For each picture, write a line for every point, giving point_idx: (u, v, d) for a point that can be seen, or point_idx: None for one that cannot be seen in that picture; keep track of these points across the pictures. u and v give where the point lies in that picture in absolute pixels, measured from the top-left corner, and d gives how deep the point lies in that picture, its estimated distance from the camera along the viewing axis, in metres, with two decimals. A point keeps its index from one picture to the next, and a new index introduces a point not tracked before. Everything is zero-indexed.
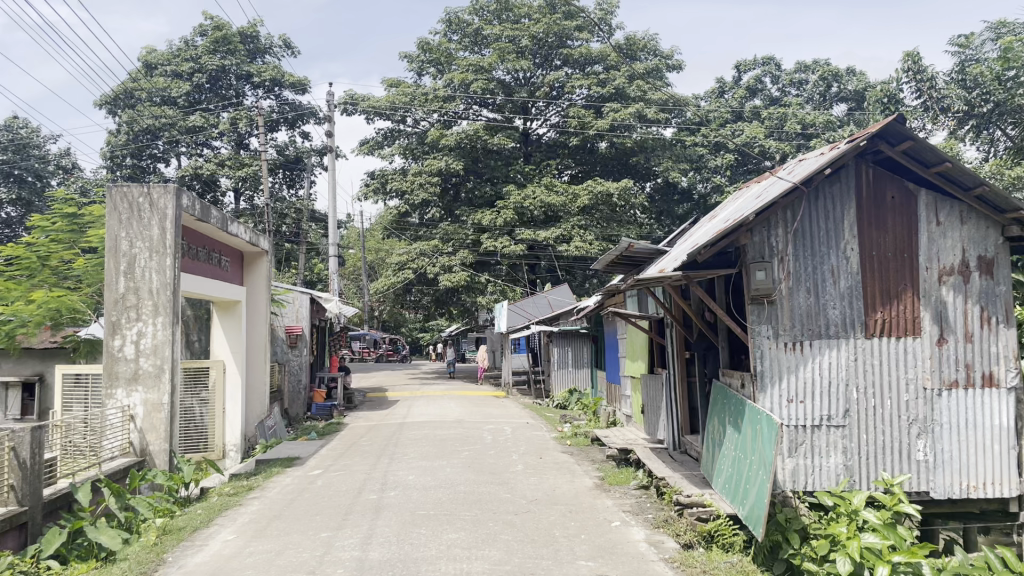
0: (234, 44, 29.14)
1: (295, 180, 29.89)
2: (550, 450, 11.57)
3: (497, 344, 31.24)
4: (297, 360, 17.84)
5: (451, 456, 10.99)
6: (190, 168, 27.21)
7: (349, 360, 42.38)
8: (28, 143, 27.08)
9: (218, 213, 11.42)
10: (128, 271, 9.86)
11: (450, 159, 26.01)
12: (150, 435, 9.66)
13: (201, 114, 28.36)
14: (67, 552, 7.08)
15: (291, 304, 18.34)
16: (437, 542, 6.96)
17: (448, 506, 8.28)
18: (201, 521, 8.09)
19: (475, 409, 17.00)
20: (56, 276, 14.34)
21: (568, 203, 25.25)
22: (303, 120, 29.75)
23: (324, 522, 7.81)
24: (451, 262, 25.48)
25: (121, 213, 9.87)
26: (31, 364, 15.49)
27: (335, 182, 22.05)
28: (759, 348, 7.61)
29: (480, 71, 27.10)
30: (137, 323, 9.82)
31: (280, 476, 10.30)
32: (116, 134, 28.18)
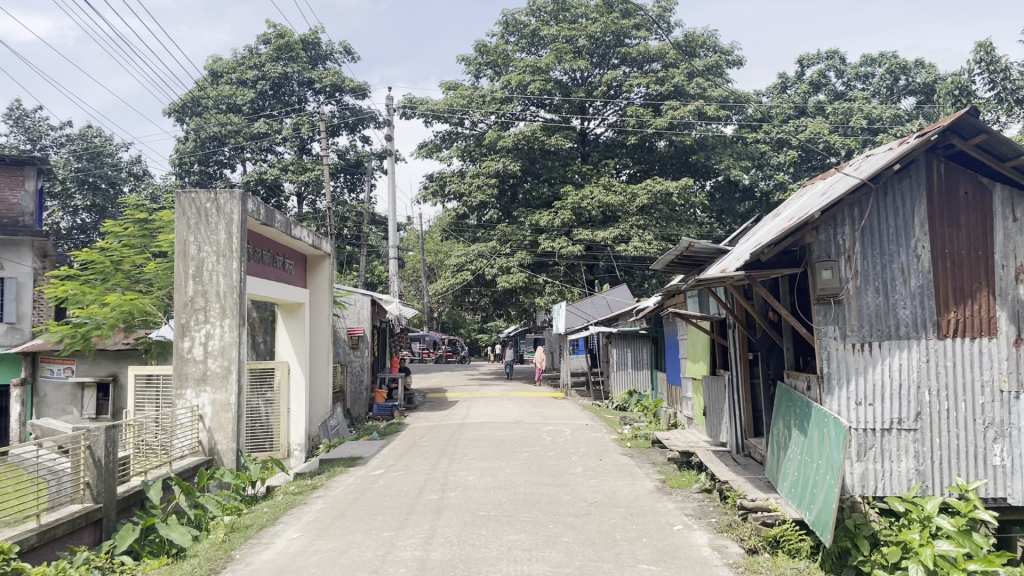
0: (296, 51, 29.69)
1: (356, 184, 30.35)
2: (610, 451, 11.49)
3: (555, 345, 31.22)
4: (358, 360, 18.12)
5: (511, 457, 11.02)
6: (255, 174, 27.86)
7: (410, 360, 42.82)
8: (102, 151, 28.08)
9: (282, 218, 11.65)
10: (196, 275, 10.14)
11: (508, 160, 26.11)
12: (219, 434, 9.92)
13: (265, 121, 29.05)
14: (140, 548, 7.31)
15: (353, 306, 18.66)
16: (497, 543, 6.97)
17: (508, 508, 8.28)
18: (267, 518, 8.26)
19: (534, 410, 17.00)
20: (128, 279, 14.77)
21: (627, 203, 25.08)
22: (363, 124, 30.17)
23: (387, 522, 7.89)
24: (509, 263, 25.55)
25: (190, 218, 10.15)
26: (105, 365, 18.01)
27: (394, 186, 22.28)
28: (826, 349, 7.43)
29: (538, 72, 27.11)
30: (205, 325, 10.08)
31: (343, 476, 10.45)
32: (185, 142, 29.04)
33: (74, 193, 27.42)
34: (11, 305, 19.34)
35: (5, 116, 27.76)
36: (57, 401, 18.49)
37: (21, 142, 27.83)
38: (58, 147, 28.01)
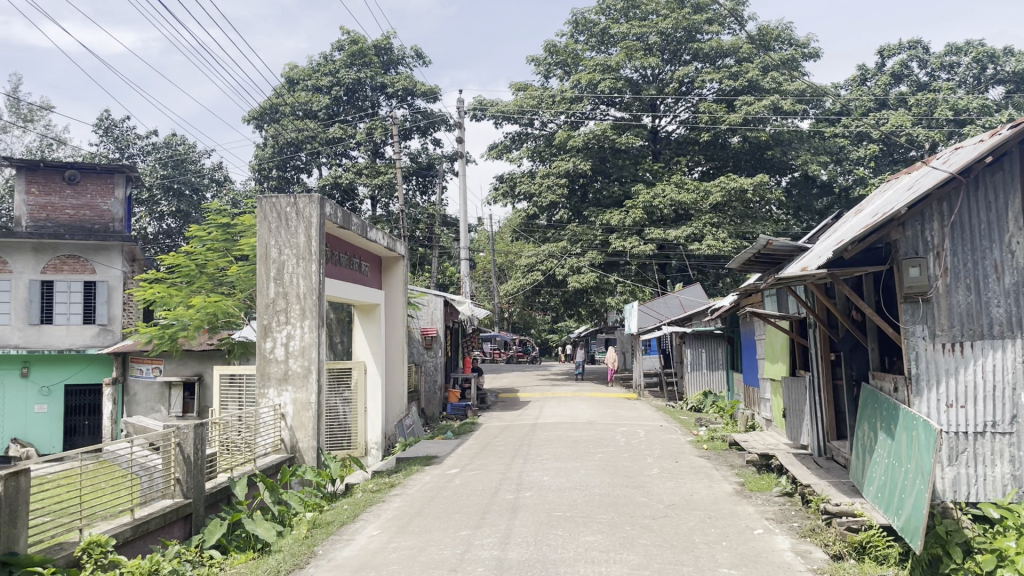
0: (369, 57, 30.21)
1: (428, 186, 30.72)
2: (686, 453, 11.33)
3: (627, 345, 30.96)
4: (432, 360, 18.35)
5: (586, 458, 10.97)
6: (330, 178, 28.48)
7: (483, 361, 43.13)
8: (186, 159, 29.11)
9: (358, 221, 11.88)
10: (277, 277, 10.41)
11: (578, 160, 26.04)
12: (299, 433, 10.16)
13: (340, 126, 29.64)
14: (227, 543, 7.55)
15: (426, 307, 18.90)
16: (575, 544, 6.96)
17: (585, 508, 8.25)
18: (348, 516, 8.42)
19: (607, 411, 16.90)
20: (212, 282, 15.30)
21: (700, 201, 24.75)
22: (434, 127, 30.50)
23: (464, 521, 7.94)
24: (579, 263, 25.44)
25: (271, 221, 10.44)
26: (191, 365, 18.67)
27: (465, 187, 22.43)
28: (914, 349, 7.17)
29: (608, 71, 26.96)
30: (286, 326, 10.33)
31: (419, 474, 10.57)
32: (264, 149, 29.92)
33: (160, 200, 28.57)
34: (103, 308, 20.22)
35: (97, 127, 29.06)
36: (146, 399, 19.25)
37: (111, 151, 29.09)
38: (145, 156, 29.19)
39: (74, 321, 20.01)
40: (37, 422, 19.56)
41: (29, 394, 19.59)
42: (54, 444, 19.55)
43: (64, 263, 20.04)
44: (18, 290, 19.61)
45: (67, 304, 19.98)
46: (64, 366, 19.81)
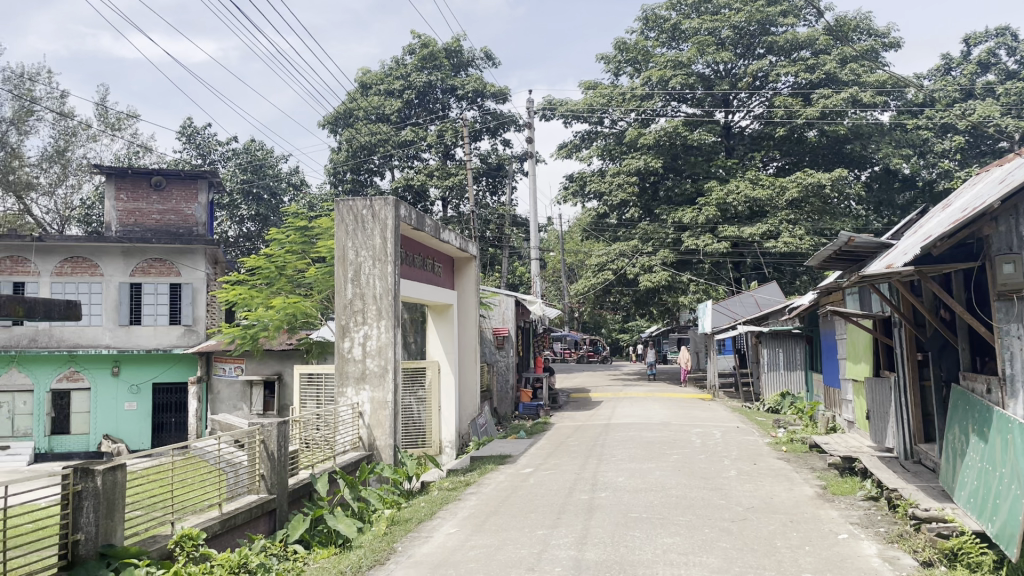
0: (440, 59, 30.55)
1: (498, 187, 30.91)
2: (765, 455, 11.11)
3: (701, 345, 30.52)
4: (504, 360, 18.47)
5: (661, 459, 10.85)
6: (402, 180, 28.94)
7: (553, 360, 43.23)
8: (264, 163, 29.94)
9: (432, 222, 12.03)
10: (355, 278, 10.63)
11: (649, 157, 25.77)
12: (377, 430, 10.34)
13: (412, 129, 30.06)
14: (311, 537, 7.75)
15: (497, 306, 19.02)
16: (654, 546, 6.89)
17: (662, 510, 8.17)
18: (425, 513, 8.53)
19: (681, 412, 16.70)
20: (291, 283, 15.79)
21: (775, 197, 24.25)
22: (504, 128, 30.64)
23: (540, 520, 7.96)
24: (650, 263, 25.08)
25: (348, 224, 10.66)
26: (271, 364, 19.21)
27: (535, 187, 22.46)
28: (1008, 349, 6.87)
29: (679, 67, 26.59)
30: (363, 326, 10.53)
31: (494, 473, 10.64)
32: (339, 153, 30.55)
33: (240, 204, 29.49)
34: (188, 308, 20.93)
35: (180, 134, 30.15)
36: (229, 397, 19.93)
37: (194, 157, 30.12)
38: (226, 161, 30.16)
39: (162, 321, 20.79)
40: (127, 420, 20.40)
41: (120, 393, 20.42)
42: (142, 441, 20.38)
43: (152, 267, 20.87)
44: (108, 292, 20.50)
45: (154, 305, 20.78)
46: (151, 366, 20.59)
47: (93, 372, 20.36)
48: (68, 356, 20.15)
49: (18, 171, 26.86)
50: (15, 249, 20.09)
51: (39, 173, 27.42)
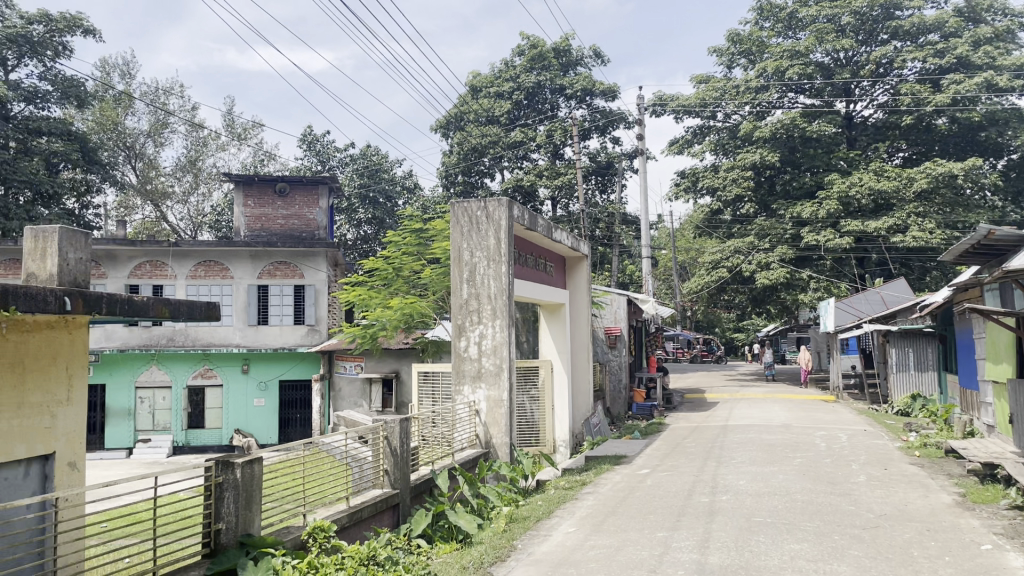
0: (549, 59, 30.67)
1: (608, 185, 30.79)
2: (896, 460, 10.59)
3: (822, 345, 29.44)
4: (616, 359, 18.38)
5: (784, 463, 10.52)
6: (512, 181, 29.27)
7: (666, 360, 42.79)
8: (380, 168, 30.81)
9: (544, 222, 12.08)
10: (470, 278, 10.79)
11: (765, 151, 25.02)
12: (493, 429, 10.47)
13: (521, 130, 30.30)
14: (433, 533, 7.97)
15: (609, 306, 18.94)
16: (780, 551, 6.70)
17: (788, 515, 7.91)
18: (543, 511, 8.57)
19: (803, 413, 16.14)
20: (408, 284, 16.18)
21: (902, 189, 23.16)
22: (614, 125, 30.43)
23: (660, 522, 7.85)
24: (767, 259, 24.29)
25: (463, 225, 10.84)
26: (388, 363, 19.86)
27: (645, 184, 22.21)
28: None
29: (796, 56, 25.72)
30: (479, 325, 10.68)
31: (610, 473, 10.59)
32: (450, 156, 31.12)
33: (357, 208, 30.48)
34: (311, 309, 21.78)
35: (301, 142, 31.48)
36: (350, 394, 20.64)
37: (314, 164, 31.35)
38: (344, 167, 31.23)
39: (287, 321, 21.73)
40: (256, 415, 21.42)
41: (249, 389, 21.47)
42: (270, 435, 21.36)
43: (278, 269, 21.82)
44: (238, 294, 21.59)
45: (280, 306, 21.73)
46: (278, 363, 21.58)
47: (225, 370, 21.48)
48: (202, 354, 21.32)
49: (155, 181, 28.72)
50: (154, 254, 21.38)
51: (174, 182, 29.20)
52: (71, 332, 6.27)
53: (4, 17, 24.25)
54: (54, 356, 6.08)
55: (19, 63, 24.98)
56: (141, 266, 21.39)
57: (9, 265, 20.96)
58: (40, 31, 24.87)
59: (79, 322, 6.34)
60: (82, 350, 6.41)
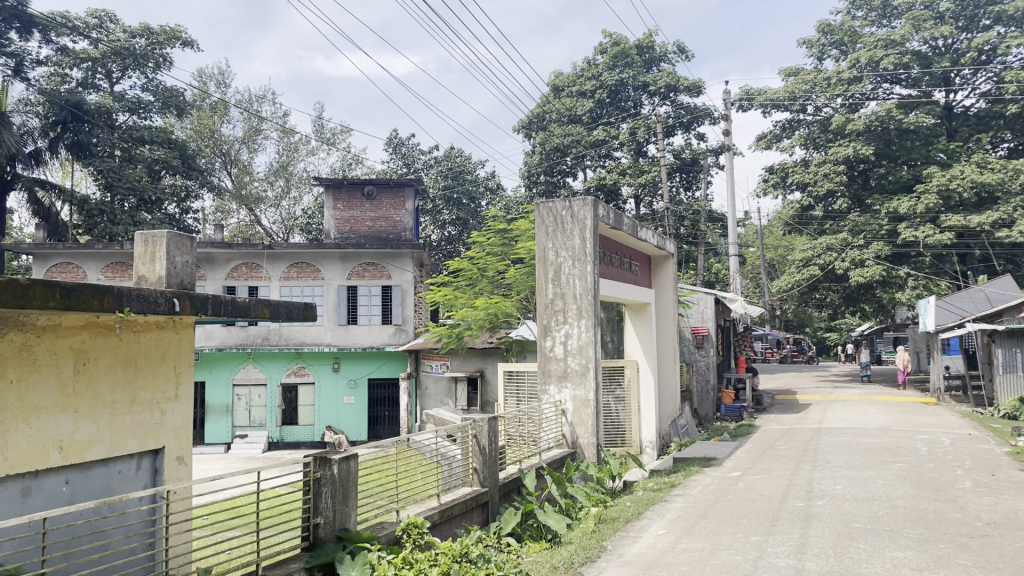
0: (631, 57, 30.40)
1: (693, 182, 30.42)
2: (1005, 466, 10.07)
3: (921, 344, 28.29)
4: (704, 360, 18.08)
5: (883, 467, 10.15)
6: (595, 180, 29.14)
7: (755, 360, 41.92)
8: (464, 169, 31.14)
9: (630, 221, 11.98)
10: (555, 279, 10.80)
11: (859, 144, 24.19)
12: (580, 428, 10.44)
13: (604, 129, 30.16)
14: (522, 532, 8.04)
15: (696, 305, 18.67)
16: (882, 559, 6.47)
17: (889, 521, 7.64)
18: (632, 513, 8.51)
19: (902, 416, 15.54)
20: (492, 284, 16.29)
21: (1008, 182, 22.15)
22: (698, 121, 29.95)
23: (754, 526, 7.68)
24: (862, 256, 23.47)
25: (548, 225, 10.87)
26: (473, 362, 20.10)
27: (732, 181, 21.77)
28: None
29: (892, 46, 24.79)
30: (564, 325, 10.67)
31: (700, 476, 10.42)
32: (533, 155, 31.20)
33: (442, 210, 30.90)
34: (398, 309, 22.20)
35: (387, 145, 32.14)
36: (436, 393, 21.02)
37: (400, 166, 31.94)
38: (428, 169, 31.68)
39: (375, 321, 22.21)
40: (346, 413, 21.96)
41: (339, 387, 22.03)
42: (359, 432, 21.85)
43: (366, 270, 22.31)
44: (328, 294, 22.20)
45: (368, 306, 22.23)
46: (366, 362, 22.08)
47: (317, 368, 22.10)
48: (295, 353, 21.99)
49: (249, 186, 29.78)
50: (250, 256, 22.18)
51: (267, 187, 30.17)
52: (179, 331, 6.56)
53: (109, 31, 25.56)
54: (163, 354, 6.37)
55: (122, 76, 26.28)
56: (237, 268, 22.21)
57: (118, 268, 22.10)
58: (142, 44, 26.17)
59: (185, 322, 6.63)
60: (188, 349, 6.70)
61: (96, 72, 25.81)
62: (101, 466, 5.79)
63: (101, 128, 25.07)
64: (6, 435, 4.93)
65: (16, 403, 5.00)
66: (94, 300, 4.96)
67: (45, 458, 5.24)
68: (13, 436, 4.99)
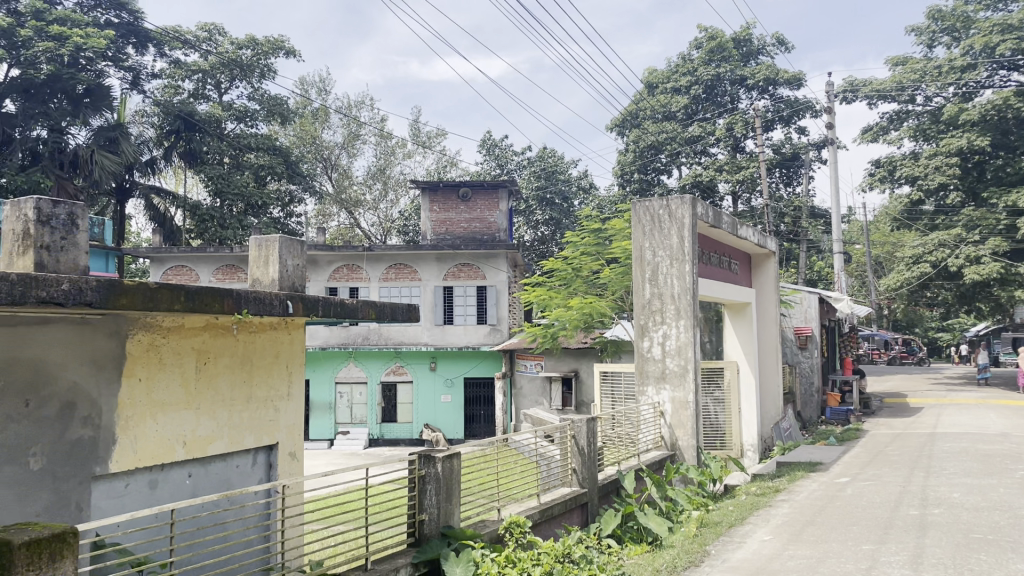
0: (729, 50, 29.73)
1: (793, 177, 29.59)
2: None
3: None
4: (808, 361, 17.54)
5: (1004, 475, 9.62)
6: (690, 177, 28.70)
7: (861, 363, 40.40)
8: (556, 170, 31.17)
9: (729, 219, 11.73)
10: (652, 279, 10.67)
11: (973, 135, 23.00)
12: (680, 430, 10.30)
13: (699, 125, 29.67)
14: (622, 533, 7.99)
15: (799, 305, 18.16)
16: (1006, 572, 6.13)
17: (1012, 532, 7.23)
18: (736, 517, 8.33)
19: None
20: (587, 284, 16.24)
21: None
22: (799, 115, 29.08)
23: (865, 534, 7.42)
24: (977, 253, 22.32)
25: (645, 225, 10.77)
26: (568, 362, 20.13)
27: (835, 176, 21.04)
28: None
29: (1009, 30, 23.51)
30: (662, 326, 10.54)
31: (805, 481, 10.12)
32: (626, 154, 30.92)
33: (535, 210, 31.04)
34: (492, 309, 22.42)
35: (481, 147, 32.52)
36: (530, 393, 21.13)
37: (493, 168, 32.24)
38: (522, 169, 31.83)
39: (470, 321, 22.50)
40: (444, 411, 22.31)
41: (437, 386, 22.41)
42: (456, 431, 22.17)
43: (461, 270, 22.65)
44: (425, 295, 22.63)
45: (464, 306, 22.54)
46: (463, 361, 22.39)
47: (414, 367, 22.53)
48: (394, 353, 22.49)
49: (348, 190, 30.64)
50: (350, 258, 22.78)
51: (366, 191, 30.95)
52: (291, 331, 6.81)
53: (217, 44, 26.74)
54: (276, 353, 6.64)
55: (230, 86, 27.44)
56: (339, 269, 22.86)
57: (228, 270, 23.10)
58: (249, 55, 27.26)
59: (297, 322, 6.87)
60: (300, 348, 6.95)
61: (206, 83, 27.03)
62: (221, 461, 6.08)
63: (211, 137, 26.34)
64: (135, 430, 5.22)
65: (145, 399, 5.29)
66: (215, 302, 5.20)
67: (171, 452, 5.54)
68: (142, 432, 5.28)
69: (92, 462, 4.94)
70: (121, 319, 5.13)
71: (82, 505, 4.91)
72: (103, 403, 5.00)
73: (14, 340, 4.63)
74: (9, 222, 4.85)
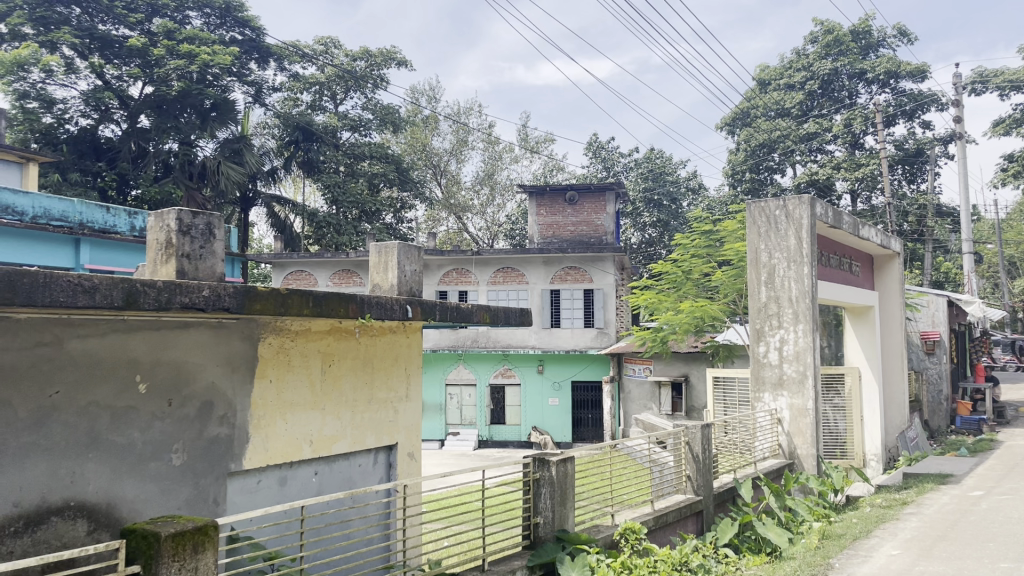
0: (846, 43, 28.79)
1: (917, 174, 28.24)
2: None
3: None
4: (936, 367, 16.76)
5: None
6: (805, 176, 27.84)
7: (1008, 370, 37.99)
8: (664, 170, 30.72)
9: (849, 218, 11.27)
10: (768, 281, 10.39)
11: None
12: (798, 438, 9.98)
13: (815, 121, 28.64)
14: (739, 543, 7.84)
15: (926, 308, 17.29)
16: None
17: None
18: (860, 530, 8.00)
19: None
20: (697, 287, 15.92)
21: None
22: (924, 108, 27.66)
23: (1003, 551, 6.98)
24: None
25: (760, 226, 10.50)
26: (677, 367, 19.93)
27: (964, 171, 19.93)
28: None
29: None
30: (780, 330, 10.23)
31: (935, 494, 9.59)
32: (737, 154, 30.17)
33: (643, 211, 30.79)
34: (600, 312, 22.37)
35: (588, 150, 32.53)
36: (639, 397, 20.95)
37: (600, 170, 32.18)
38: (629, 171, 31.60)
39: (578, 324, 22.54)
40: (552, 414, 22.36)
41: (544, 389, 22.49)
42: (564, 434, 22.19)
43: (568, 274, 22.70)
44: (533, 298, 22.80)
45: (571, 310, 22.58)
46: (570, 364, 22.38)
47: (522, 370, 22.68)
48: (502, 355, 22.71)
49: (457, 195, 31.14)
50: (459, 262, 23.18)
51: (474, 195, 31.39)
52: (409, 335, 7.01)
53: (334, 55, 27.77)
54: (396, 356, 6.83)
55: (345, 97, 28.45)
56: (448, 273, 23.34)
57: (343, 274, 23.90)
58: (363, 66, 28.19)
59: (414, 326, 7.07)
60: (417, 351, 7.14)
61: (323, 95, 28.09)
62: (344, 459, 6.30)
63: (328, 147, 27.41)
64: (266, 429, 5.49)
65: (275, 400, 5.56)
66: (341, 307, 5.40)
67: (299, 450, 5.78)
68: (273, 430, 5.55)
69: (228, 459, 5.20)
70: (253, 323, 5.39)
71: (219, 500, 5.17)
72: (237, 403, 5.27)
73: (160, 342, 4.77)
74: (153, 232, 5.15)
